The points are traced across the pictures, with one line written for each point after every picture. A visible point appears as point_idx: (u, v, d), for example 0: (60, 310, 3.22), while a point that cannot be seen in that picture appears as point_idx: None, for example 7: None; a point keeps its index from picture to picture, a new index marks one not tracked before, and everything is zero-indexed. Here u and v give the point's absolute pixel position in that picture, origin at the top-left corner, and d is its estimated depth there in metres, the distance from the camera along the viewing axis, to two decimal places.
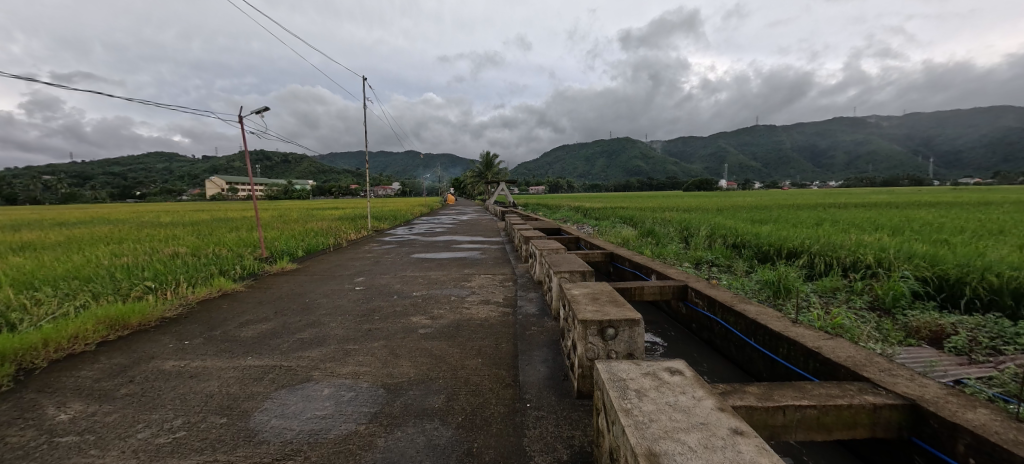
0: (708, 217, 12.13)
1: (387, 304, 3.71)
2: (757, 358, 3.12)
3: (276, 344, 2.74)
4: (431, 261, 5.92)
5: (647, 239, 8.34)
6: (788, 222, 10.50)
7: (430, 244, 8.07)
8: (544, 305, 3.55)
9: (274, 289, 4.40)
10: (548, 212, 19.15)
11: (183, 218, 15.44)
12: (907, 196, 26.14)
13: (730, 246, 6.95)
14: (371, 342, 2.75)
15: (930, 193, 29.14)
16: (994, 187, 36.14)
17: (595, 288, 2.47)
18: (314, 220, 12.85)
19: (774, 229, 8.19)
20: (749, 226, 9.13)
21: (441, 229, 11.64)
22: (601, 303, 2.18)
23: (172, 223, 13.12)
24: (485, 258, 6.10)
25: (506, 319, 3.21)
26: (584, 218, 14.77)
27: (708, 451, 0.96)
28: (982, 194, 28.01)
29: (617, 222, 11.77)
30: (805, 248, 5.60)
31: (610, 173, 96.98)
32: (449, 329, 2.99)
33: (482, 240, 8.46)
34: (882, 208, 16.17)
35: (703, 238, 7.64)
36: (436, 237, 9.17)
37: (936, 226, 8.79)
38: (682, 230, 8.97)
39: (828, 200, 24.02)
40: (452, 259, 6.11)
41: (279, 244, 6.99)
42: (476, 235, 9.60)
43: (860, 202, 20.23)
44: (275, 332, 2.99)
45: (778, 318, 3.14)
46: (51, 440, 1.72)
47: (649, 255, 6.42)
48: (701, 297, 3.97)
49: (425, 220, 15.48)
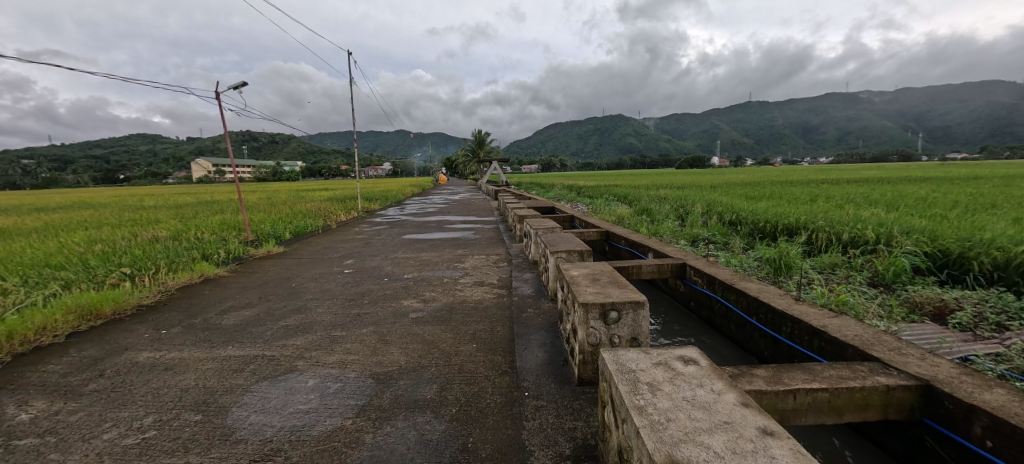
0: (703, 194, 12.02)
1: (378, 287, 3.56)
2: (759, 337, 3.05)
3: (259, 332, 2.60)
4: (423, 242, 5.77)
5: (642, 217, 8.26)
6: (784, 198, 10.45)
7: (422, 224, 7.91)
8: (540, 286, 3.43)
9: (259, 272, 4.24)
10: (541, 190, 18.95)
11: (167, 201, 15.04)
12: (894, 173, 26.20)
13: (727, 223, 6.88)
14: (360, 328, 2.61)
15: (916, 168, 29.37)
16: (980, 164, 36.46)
17: (594, 269, 2.34)
18: (303, 201, 12.56)
19: (769, 206, 8.13)
20: (744, 203, 9.06)
21: (433, 209, 11.42)
22: (602, 284, 2.05)
23: (154, 207, 12.74)
24: (479, 238, 5.97)
25: (501, 301, 3.09)
26: (578, 196, 14.60)
27: (737, 456, 0.85)
28: (974, 169, 28.39)
29: (611, 200, 11.66)
30: (804, 223, 5.53)
31: (602, 151, 96.31)
32: (442, 312, 2.87)
33: (474, 220, 8.31)
34: (874, 183, 16.26)
35: (699, 215, 7.58)
36: (427, 218, 9.01)
37: (929, 201, 8.77)
38: (678, 207, 8.88)
39: (820, 176, 23.91)
40: (444, 239, 5.96)
41: (265, 227, 6.78)
42: (469, 215, 9.47)
43: (852, 178, 20.31)
44: (259, 319, 2.85)
45: (780, 296, 3.07)
46: (7, 444, 1.58)
47: (646, 233, 6.33)
48: (700, 275, 3.90)
49: (416, 200, 15.27)
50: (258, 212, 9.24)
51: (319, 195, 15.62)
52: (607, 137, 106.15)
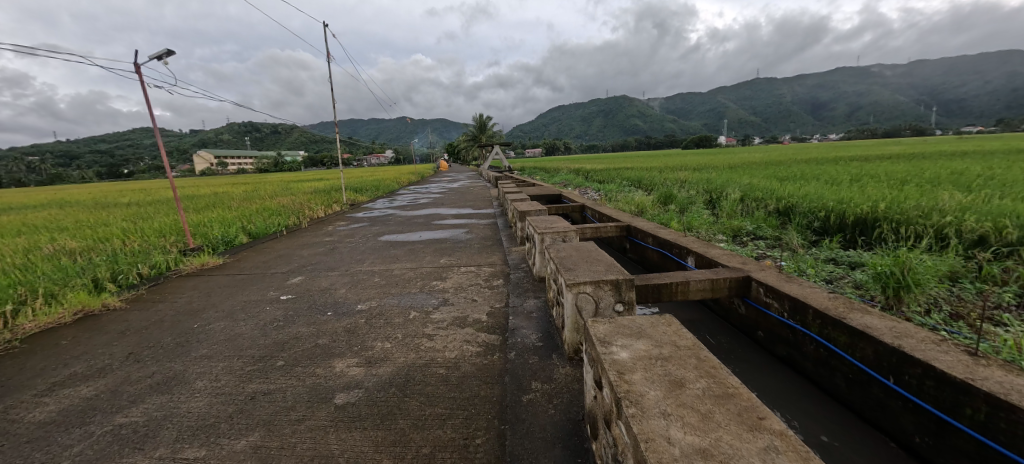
0: (726, 175, 10.77)
1: (312, 328, 2.44)
2: (902, 412, 1.97)
3: (61, 451, 1.49)
4: (401, 246, 4.64)
5: (665, 206, 7.06)
6: (824, 179, 9.16)
7: (408, 220, 6.77)
8: (551, 326, 2.29)
9: (166, 301, 3.11)
10: (545, 175, 17.69)
11: (142, 198, 13.94)
12: (918, 147, 24.58)
13: (776, 213, 5.65)
14: (236, 438, 1.49)
15: (939, 142, 27.80)
16: (1009, 137, 34.45)
17: (663, 347, 1.18)
18: (285, 195, 11.40)
19: (815, 188, 6.93)
20: (782, 185, 7.83)
21: (426, 200, 10.26)
22: (701, 412, 0.89)
23: (123, 204, 11.63)
24: (471, 239, 4.82)
25: (490, 360, 1.95)
26: (586, 181, 13.38)
27: None
28: (1007, 139, 26.76)
29: (624, 185, 10.43)
30: (887, 214, 4.29)
31: (607, 133, 94.07)
32: (389, 391, 1.73)
33: (470, 213, 7.14)
34: (909, 160, 14.78)
35: (737, 202, 6.35)
36: (416, 211, 7.85)
37: (997, 178, 7.51)
38: (705, 191, 7.69)
39: (840, 153, 22.36)
40: (428, 241, 4.82)
41: (216, 229, 5.63)
42: (465, 207, 8.32)
43: (877, 155, 18.93)
44: (88, 412, 1.72)
45: (937, 346, 1.91)
46: None
47: (677, 227, 5.18)
48: (778, 298, 2.74)
49: (410, 189, 14.14)
50: (222, 209, 8.07)
51: (306, 186, 14.48)
52: (612, 118, 103.65)
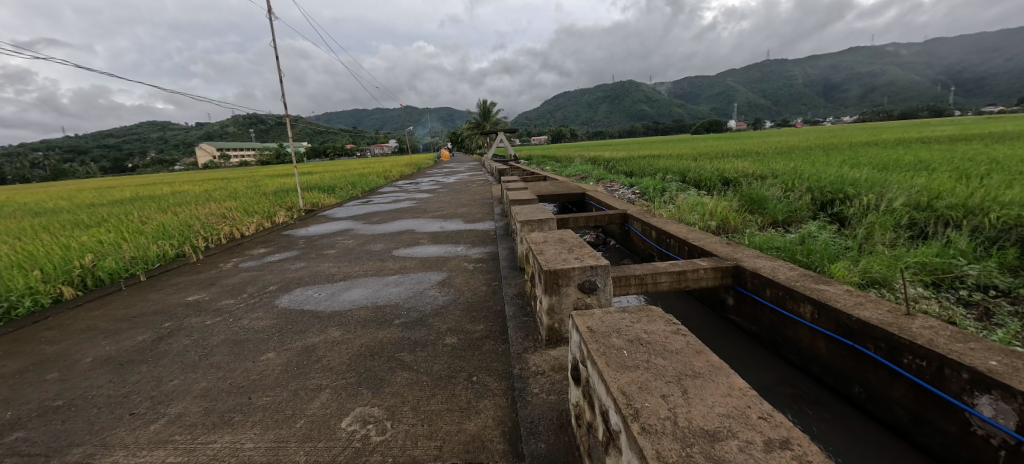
0: (794, 165, 8.37)
1: None
2: None
3: None
4: (292, 336, 2.21)
5: (753, 216, 4.63)
6: (947, 169, 6.62)
7: (361, 243, 4.42)
8: None
9: None
10: (557, 166, 15.21)
11: (74, 202, 11.54)
12: (964, 129, 22.03)
13: (991, 237, 3.14)
14: None
15: (986, 122, 25.04)
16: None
17: None
18: (232, 197, 9.00)
19: (986, 187, 4.47)
20: (909, 181, 5.40)
21: (406, 203, 7.87)
22: None
23: (29, 212, 9.22)
24: (444, 308, 2.42)
25: None
26: (608, 173, 10.94)
27: None
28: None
29: (666, 179, 8.02)
30: None
31: (613, 119, 90.85)
32: None
33: (456, 232, 4.67)
34: (992, 141, 12.26)
35: (890, 215, 3.81)
36: (383, 225, 5.45)
37: None
38: (802, 188, 5.22)
39: (880, 136, 19.77)
40: (356, 318, 2.39)
41: (9, 277, 3.23)
42: (453, 217, 5.87)
43: (929, 137, 16.37)
44: None
45: None
46: None
47: (831, 269, 2.74)
48: None
49: (396, 186, 11.77)
50: (108, 226, 5.67)
51: (272, 184, 12.06)
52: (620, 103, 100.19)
